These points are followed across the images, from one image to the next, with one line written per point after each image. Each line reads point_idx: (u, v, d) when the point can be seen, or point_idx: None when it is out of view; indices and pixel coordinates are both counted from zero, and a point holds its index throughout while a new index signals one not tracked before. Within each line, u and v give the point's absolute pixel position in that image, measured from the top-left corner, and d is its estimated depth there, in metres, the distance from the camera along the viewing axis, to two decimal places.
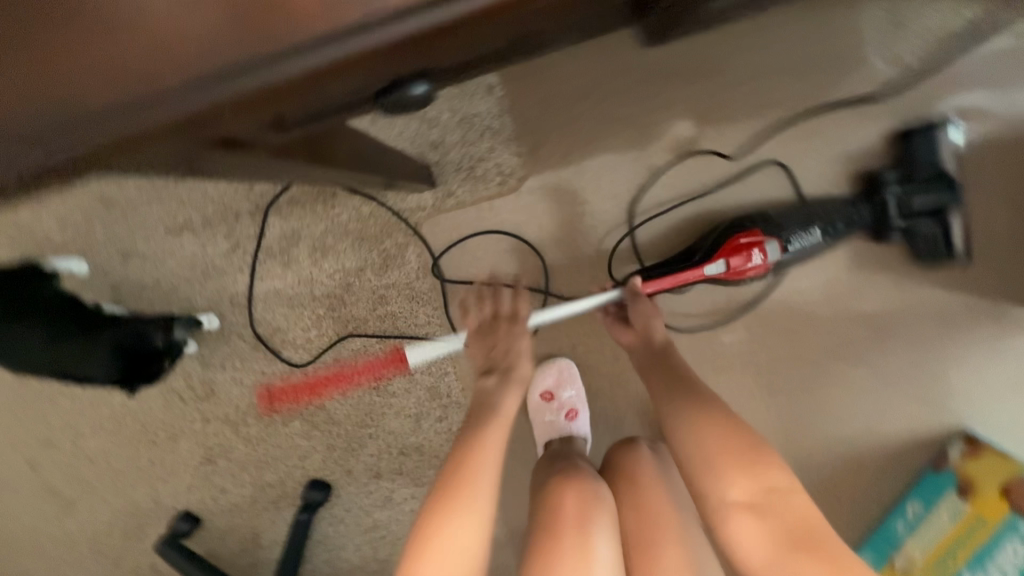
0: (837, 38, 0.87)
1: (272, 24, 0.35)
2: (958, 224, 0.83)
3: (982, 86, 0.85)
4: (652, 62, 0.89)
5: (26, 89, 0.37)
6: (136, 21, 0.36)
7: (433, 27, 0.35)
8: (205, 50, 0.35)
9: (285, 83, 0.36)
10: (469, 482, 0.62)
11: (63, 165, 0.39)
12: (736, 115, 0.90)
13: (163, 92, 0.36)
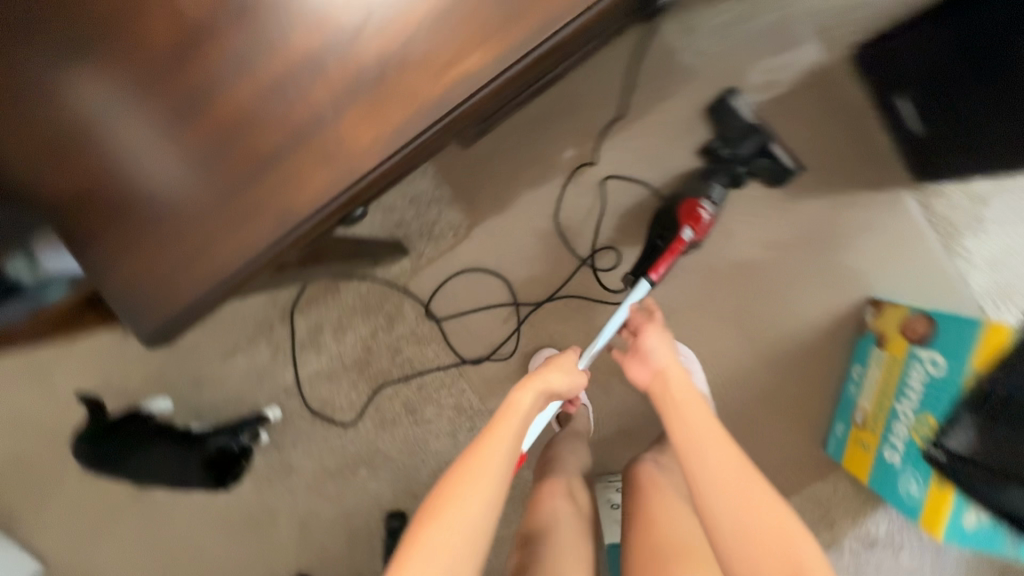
0: (655, 51, 1.15)
1: (327, 162, 0.48)
2: (779, 148, 1.11)
3: (767, 49, 1.13)
4: (531, 113, 1.19)
5: (198, 249, 0.51)
6: (257, 181, 0.50)
7: (409, 150, 0.47)
8: (300, 187, 0.49)
9: (337, 202, 0.49)
10: (491, 442, 0.69)
11: (231, 288, 0.52)
12: (605, 129, 1.18)
13: (280, 222, 0.50)
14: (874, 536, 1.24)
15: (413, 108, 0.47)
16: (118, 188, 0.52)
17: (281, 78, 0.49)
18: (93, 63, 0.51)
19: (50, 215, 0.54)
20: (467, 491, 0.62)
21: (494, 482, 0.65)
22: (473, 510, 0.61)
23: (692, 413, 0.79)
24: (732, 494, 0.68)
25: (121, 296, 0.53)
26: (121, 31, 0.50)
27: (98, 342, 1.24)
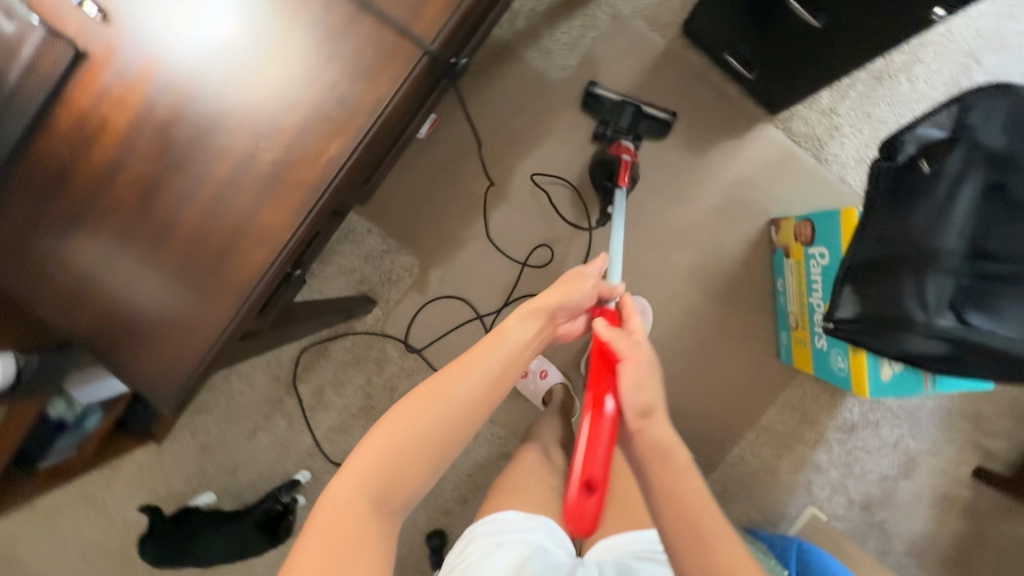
0: (525, 75, 1.35)
1: (265, 240, 0.64)
2: (647, 107, 1.30)
3: (615, 46, 1.34)
4: (442, 157, 1.38)
5: (190, 324, 0.66)
6: (221, 259, 0.65)
7: (307, 229, 0.64)
8: (252, 259, 0.64)
9: (278, 269, 0.64)
10: (482, 357, 0.71)
11: (220, 349, 0.67)
12: (506, 150, 1.37)
13: (245, 286, 0.65)
14: (852, 421, 1.37)
15: (313, 177, 0.62)
16: (126, 311, 0.67)
17: (222, 186, 0.64)
18: (83, 215, 0.66)
19: (79, 335, 0.68)
20: (443, 394, 0.67)
21: (472, 399, 0.68)
22: (441, 426, 0.66)
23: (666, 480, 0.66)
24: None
25: (145, 378, 0.68)
26: (98, 199, 0.65)
27: (139, 460, 1.40)
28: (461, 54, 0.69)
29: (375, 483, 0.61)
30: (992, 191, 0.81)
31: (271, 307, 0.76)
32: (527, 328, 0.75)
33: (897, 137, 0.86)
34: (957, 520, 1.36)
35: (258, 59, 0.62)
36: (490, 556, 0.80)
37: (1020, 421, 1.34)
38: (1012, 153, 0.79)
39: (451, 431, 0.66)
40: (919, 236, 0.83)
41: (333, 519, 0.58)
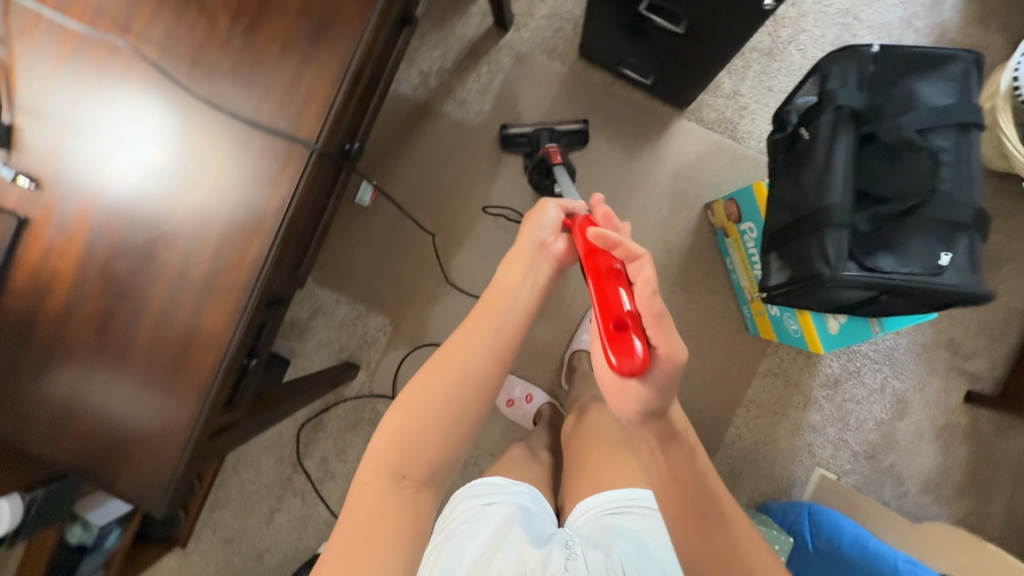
0: (449, 128, 1.45)
1: (214, 340, 0.72)
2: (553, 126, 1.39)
3: (523, 83, 1.44)
4: (391, 219, 1.47)
5: (164, 428, 0.73)
6: (179, 365, 0.72)
7: (248, 320, 0.72)
8: (205, 358, 0.72)
9: (231, 362, 0.72)
10: (480, 319, 0.75)
11: (195, 444, 0.73)
12: (447, 199, 1.46)
13: (205, 383, 0.72)
14: (834, 375, 1.40)
15: (241, 279, 0.70)
16: (105, 429, 0.73)
17: (165, 302, 0.72)
18: (51, 356, 0.73)
19: (68, 461, 0.74)
20: (446, 369, 0.71)
21: (477, 363, 0.72)
22: (443, 391, 0.70)
23: (677, 472, 0.70)
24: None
25: (132, 487, 0.73)
26: (61, 338, 0.73)
27: (168, 568, 1.44)
28: (354, 139, 0.78)
29: (391, 461, 0.67)
30: (864, 142, 0.87)
31: (237, 398, 0.83)
32: (515, 278, 0.78)
33: (783, 111, 0.98)
34: (963, 448, 1.38)
35: (175, 187, 0.71)
36: (478, 510, 0.90)
37: (993, 338, 1.37)
38: (872, 107, 0.86)
39: (453, 392, 0.70)
40: (807, 195, 0.88)
41: (362, 507, 0.64)
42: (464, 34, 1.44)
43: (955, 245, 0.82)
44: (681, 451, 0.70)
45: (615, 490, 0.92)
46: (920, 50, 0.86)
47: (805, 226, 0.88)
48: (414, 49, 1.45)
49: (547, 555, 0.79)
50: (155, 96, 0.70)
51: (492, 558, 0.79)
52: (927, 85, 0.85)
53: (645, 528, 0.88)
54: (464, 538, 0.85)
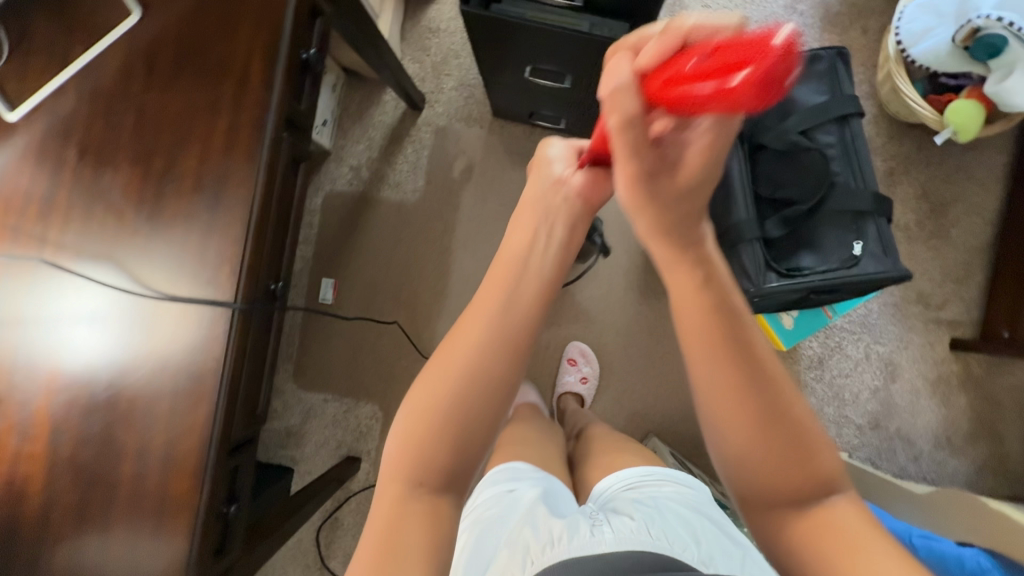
0: (391, 211, 1.51)
1: (184, 510, 0.75)
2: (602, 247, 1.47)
3: (450, 154, 1.50)
4: (357, 310, 1.51)
5: None
6: (157, 539, 0.75)
7: (213, 480, 0.75)
8: (179, 527, 0.75)
9: (205, 521, 0.76)
10: (484, 301, 0.54)
11: None
12: (406, 277, 1.51)
13: (185, 549, 0.75)
14: (816, 354, 1.41)
15: (196, 441, 0.74)
16: None
17: (132, 479, 0.75)
18: (39, 558, 0.76)
19: None
20: (452, 366, 0.52)
21: (489, 356, 0.52)
22: (448, 394, 0.52)
23: (693, 300, 0.50)
24: (763, 435, 0.49)
25: None
26: (44, 534, 0.76)
27: None
28: (278, 280, 0.84)
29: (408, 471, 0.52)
30: (756, 153, 0.90)
31: (226, 546, 0.86)
32: (520, 237, 0.58)
33: None
34: (963, 396, 1.38)
35: (120, 368, 0.75)
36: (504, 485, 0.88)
37: (959, 282, 1.38)
38: (755, 121, 0.90)
39: (461, 395, 0.52)
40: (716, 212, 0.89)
41: (377, 518, 0.52)
42: (383, 122, 1.51)
43: (864, 232, 0.84)
44: (703, 272, 0.49)
45: (629, 467, 0.91)
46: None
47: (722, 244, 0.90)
48: (340, 147, 1.51)
49: (572, 522, 0.75)
50: (86, 290, 0.75)
51: (517, 533, 0.74)
52: (799, 87, 0.89)
53: (668, 494, 0.85)
54: (489, 517, 0.82)
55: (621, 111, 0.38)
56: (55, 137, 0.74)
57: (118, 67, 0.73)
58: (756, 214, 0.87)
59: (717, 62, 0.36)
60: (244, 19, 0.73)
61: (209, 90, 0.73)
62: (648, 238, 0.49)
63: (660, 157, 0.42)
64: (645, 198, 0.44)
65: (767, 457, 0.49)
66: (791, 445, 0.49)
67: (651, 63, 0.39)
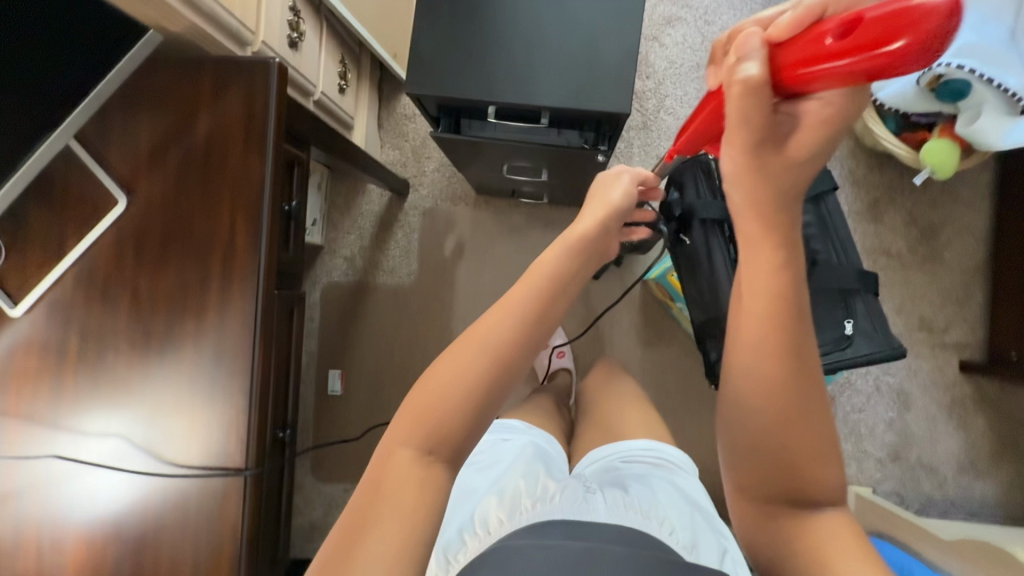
0: (389, 298, 1.53)
1: None
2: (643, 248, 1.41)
3: (440, 233, 1.52)
4: (366, 397, 1.53)
5: None
6: None
7: None
8: None
9: None
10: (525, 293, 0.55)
11: None
12: (411, 359, 1.52)
13: None
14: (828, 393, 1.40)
15: None
16: None
17: None
18: None
19: None
20: (493, 338, 0.53)
21: (521, 348, 0.53)
22: (470, 371, 0.52)
23: (759, 276, 0.47)
24: (776, 439, 0.48)
25: None
26: None
27: None
28: (286, 424, 0.88)
29: (430, 424, 0.51)
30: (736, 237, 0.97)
31: None
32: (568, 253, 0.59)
33: (666, 203, 1.03)
34: (981, 417, 1.37)
35: (141, 538, 0.77)
36: (497, 445, 0.97)
37: (960, 304, 1.38)
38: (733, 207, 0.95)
39: (478, 380, 0.51)
40: (707, 305, 0.99)
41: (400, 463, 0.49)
42: (370, 211, 1.53)
43: (854, 309, 0.84)
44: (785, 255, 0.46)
45: (634, 439, 0.97)
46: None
47: (714, 327, 0.99)
48: (332, 240, 1.54)
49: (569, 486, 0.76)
50: (102, 464, 0.78)
51: (509, 480, 0.82)
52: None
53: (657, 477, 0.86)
54: (500, 461, 0.91)
55: (742, 78, 0.37)
56: (59, 326, 0.78)
57: (110, 255, 0.76)
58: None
59: (864, 33, 0.33)
60: (224, 195, 0.75)
61: (198, 269, 0.76)
62: (736, 215, 0.47)
63: (777, 126, 0.40)
64: (752, 164, 0.42)
65: (770, 460, 0.49)
66: (803, 458, 0.48)
67: (785, 42, 0.37)
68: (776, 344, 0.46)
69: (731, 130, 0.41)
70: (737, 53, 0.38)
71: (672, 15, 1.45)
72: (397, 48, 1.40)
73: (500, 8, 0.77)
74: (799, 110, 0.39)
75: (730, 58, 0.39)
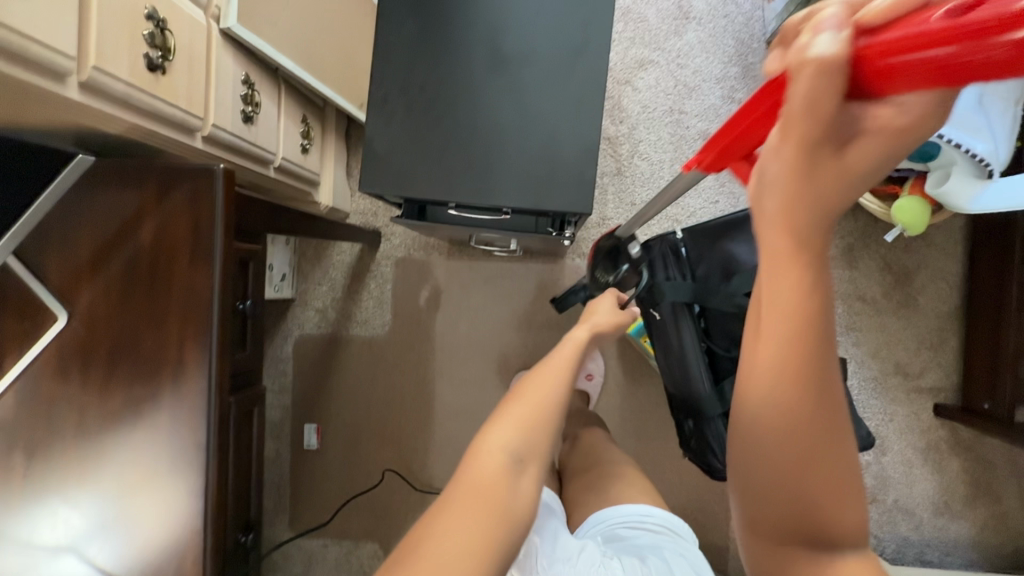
0: (363, 349, 1.50)
1: None
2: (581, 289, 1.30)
3: (413, 283, 1.49)
4: (344, 450, 1.51)
5: None
6: None
7: None
8: None
9: None
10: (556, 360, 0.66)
11: None
12: (388, 411, 1.50)
13: None
14: None
15: None
16: None
17: None
18: None
19: None
20: (546, 383, 0.60)
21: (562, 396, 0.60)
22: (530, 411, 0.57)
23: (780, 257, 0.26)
24: (801, 498, 0.28)
25: None
26: None
27: None
28: (247, 528, 0.85)
29: (508, 438, 0.54)
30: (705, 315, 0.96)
31: None
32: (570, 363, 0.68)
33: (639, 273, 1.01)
34: (956, 460, 1.39)
35: None
36: None
37: (934, 348, 1.39)
38: (702, 287, 0.95)
39: (548, 402, 0.58)
40: (678, 382, 0.98)
41: (484, 469, 0.52)
42: (342, 261, 1.50)
43: None
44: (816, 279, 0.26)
45: (634, 503, 0.93)
46: (721, 219, 0.96)
47: (685, 404, 0.98)
48: (303, 291, 1.51)
49: (586, 542, 0.81)
50: None
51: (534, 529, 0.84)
52: (741, 247, 0.94)
53: (669, 542, 0.87)
54: None
55: (817, 54, 0.23)
56: (0, 447, 0.74)
57: (54, 371, 0.74)
58: (713, 385, 0.94)
59: (975, 18, 0.23)
60: (171, 311, 0.73)
61: (148, 384, 0.74)
62: (758, 232, 0.27)
63: (842, 123, 0.24)
64: (802, 172, 0.25)
65: (786, 520, 0.29)
66: (840, 517, 0.29)
67: (875, 30, 0.26)
68: (805, 340, 0.26)
69: (786, 122, 0.25)
70: (808, 30, 0.25)
71: (644, 58, 1.43)
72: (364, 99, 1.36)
73: (453, 106, 0.75)
74: (866, 113, 0.24)
75: (795, 42, 0.26)
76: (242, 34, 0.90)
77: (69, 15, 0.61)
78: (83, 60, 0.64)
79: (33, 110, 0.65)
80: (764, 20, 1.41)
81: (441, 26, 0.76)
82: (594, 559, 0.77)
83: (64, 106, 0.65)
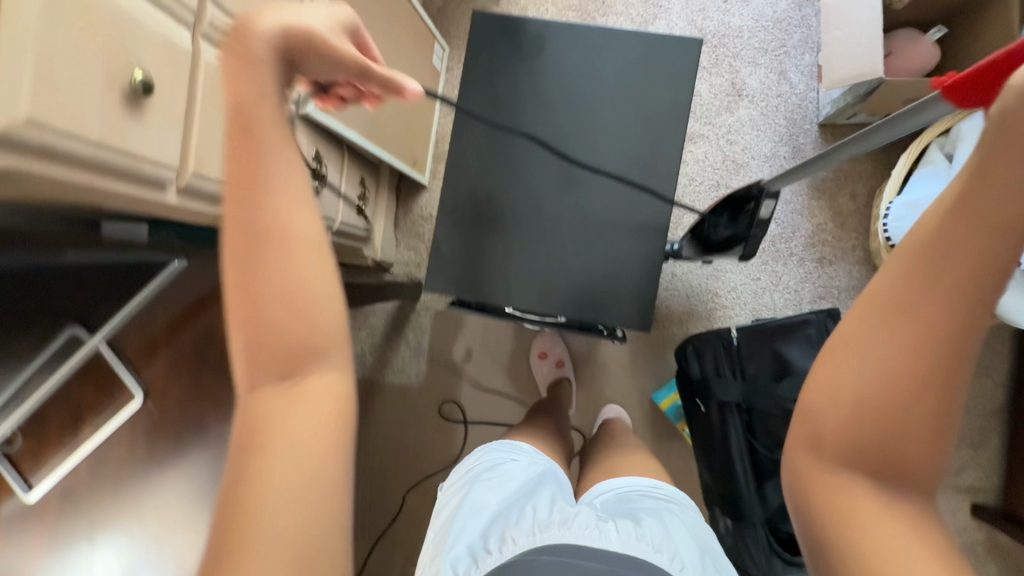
0: (398, 397, 1.53)
1: None
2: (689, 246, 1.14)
3: (451, 337, 1.52)
4: (370, 494, 1.52)
5: None
6: None
7: None
8: None
9: None
10: (251, 157, 0.39)
11: None
12: (416, 460, 1.51)
13: None
14: None
15: None
16: None
17: None
18: None
19: None
20: (257, 241, 0.39)
21: (291, 238, 0.40)
22: (298, 325, 0.40)
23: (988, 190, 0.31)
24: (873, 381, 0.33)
25: None
26: None
27: None
28: None
29: (256, 347, 0.40)
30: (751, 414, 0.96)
31: None
32: (334, 67, 0.47)
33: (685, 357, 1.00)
34: (991, 565, 1.35)
35: None
36: (501, 463, 0.86)
37: (975, 446, 1.36)
38: (750, 388, 0.95)
39: (312, 252, 0.41)
40: (718, 479, 0.97)
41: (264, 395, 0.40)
42: (382, 310, 1.54)
43: None
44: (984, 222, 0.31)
45: (638, 476, 0.85)
46: (776, 322, 0.94)
47: (722, 502, 0.97)
48: None
49: (581, 508, 0.73)
50: None
51: (513, 503, 0.73)
52: (792, 350, 0.94)
53: (673, 509, 0.77)
54: (470, 482, 0.82)
55: None
56: (63, 515, 0.76)
57: (126, 446, 0.78)
58: (756, 487, 0.94)
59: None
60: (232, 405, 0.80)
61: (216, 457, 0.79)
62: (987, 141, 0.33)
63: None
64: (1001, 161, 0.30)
65: (859, 452, 0.34)
66: None
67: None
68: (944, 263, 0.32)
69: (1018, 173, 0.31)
70: None
71: (693, 132, 1.46)
72: (418, 158, 1.41)
73: (518, 213, 0.80)
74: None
75: None
76: (318, 117, 0.95)
77: (175, 129, 0.65)
78: (183, 167, 0.68)
79: (135, 211, 0.69)
80: (817, 103, 1.41)
81: (511, 139, 0.81)
82: (588, 521, 0.68)
83: (160, 208, 0.68)
